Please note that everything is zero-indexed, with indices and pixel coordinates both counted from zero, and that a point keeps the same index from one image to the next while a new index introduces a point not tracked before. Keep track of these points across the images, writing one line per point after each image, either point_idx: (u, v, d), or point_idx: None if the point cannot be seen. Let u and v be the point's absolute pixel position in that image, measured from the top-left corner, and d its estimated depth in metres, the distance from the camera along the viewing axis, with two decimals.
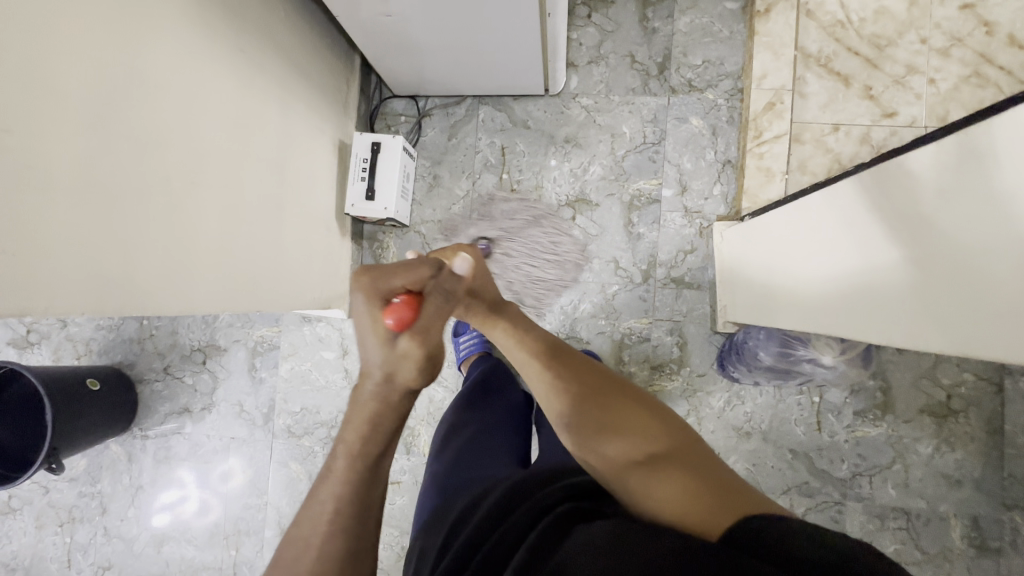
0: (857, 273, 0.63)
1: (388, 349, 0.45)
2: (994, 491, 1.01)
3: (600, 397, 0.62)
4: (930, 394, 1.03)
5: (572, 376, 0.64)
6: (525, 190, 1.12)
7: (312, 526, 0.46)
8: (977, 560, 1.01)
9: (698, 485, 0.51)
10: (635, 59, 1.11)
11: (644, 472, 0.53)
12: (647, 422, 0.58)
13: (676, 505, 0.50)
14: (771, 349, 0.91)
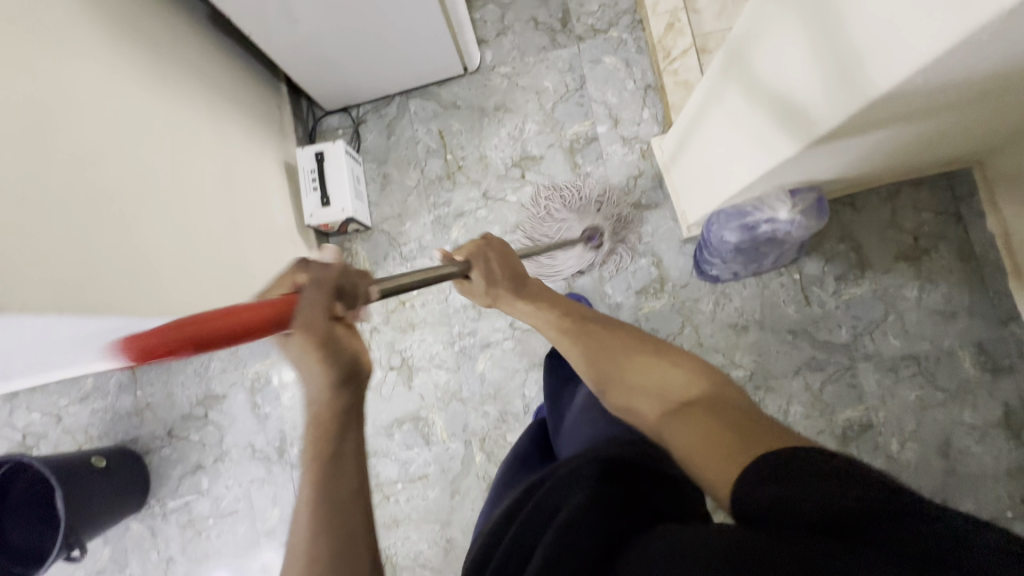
0: (770, 127, 0.68)
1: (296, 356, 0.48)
2: (988, 312, 1.04)
3: (629, 359, 0.67)
4: (898, 240, 1.07)
5: (602, 344, 0.71)
6: (472, 163, 1.17)
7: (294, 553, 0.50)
8: (996, 383, 1.02)
9: (717, 425, 0.54)
10: (538, 21, 1.18)
11: (675, 418, 0.58)
12: (678, 378, 0.62)
13: (698, 447, 0.53)
14: (735, 229, 0.92)
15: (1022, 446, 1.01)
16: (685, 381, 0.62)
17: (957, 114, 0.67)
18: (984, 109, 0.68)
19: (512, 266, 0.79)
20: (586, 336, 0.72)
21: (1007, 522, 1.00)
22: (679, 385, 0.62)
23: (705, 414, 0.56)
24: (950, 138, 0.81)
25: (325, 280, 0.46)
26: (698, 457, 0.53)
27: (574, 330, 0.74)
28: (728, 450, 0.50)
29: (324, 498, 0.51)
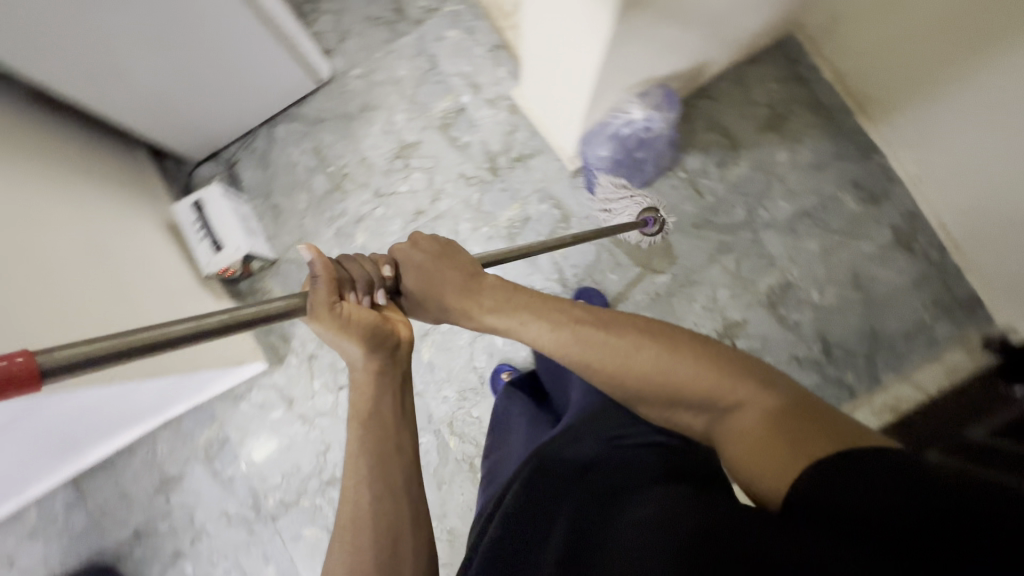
0: (578, 23, 0.73)
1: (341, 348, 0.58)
2: (853, 151, 1.13)
3: (634, 354, 0.57)
4: (758, 115, 1.16)
5: (599, 344, 0.59)
6: (356, 169, 1.18)
7: (348, 530, 0.55)
8: (879, 210, 1.12)
9: (776, 432, 0.47)
10: (374, 18, 1.21)
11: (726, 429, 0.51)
12: (697, 371, 0.54)
13: (749, 448, 0.48)
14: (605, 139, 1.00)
15: (919, 256, 1.11)
16: (706, 369, 0.54)
17: None
18: None
19: (455, 264, 0.67)
20: (578, 340, 0.60)
21: (926, 326, 1.10)
22: (705, 378, 0.54)
23: (751, 411, 0.50)
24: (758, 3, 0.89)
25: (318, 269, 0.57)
26: (753, 467, 0.48)
27: (563, 330, 0.61)
28: (786, 452, 0.45)
29: (375, 480, 0.56)
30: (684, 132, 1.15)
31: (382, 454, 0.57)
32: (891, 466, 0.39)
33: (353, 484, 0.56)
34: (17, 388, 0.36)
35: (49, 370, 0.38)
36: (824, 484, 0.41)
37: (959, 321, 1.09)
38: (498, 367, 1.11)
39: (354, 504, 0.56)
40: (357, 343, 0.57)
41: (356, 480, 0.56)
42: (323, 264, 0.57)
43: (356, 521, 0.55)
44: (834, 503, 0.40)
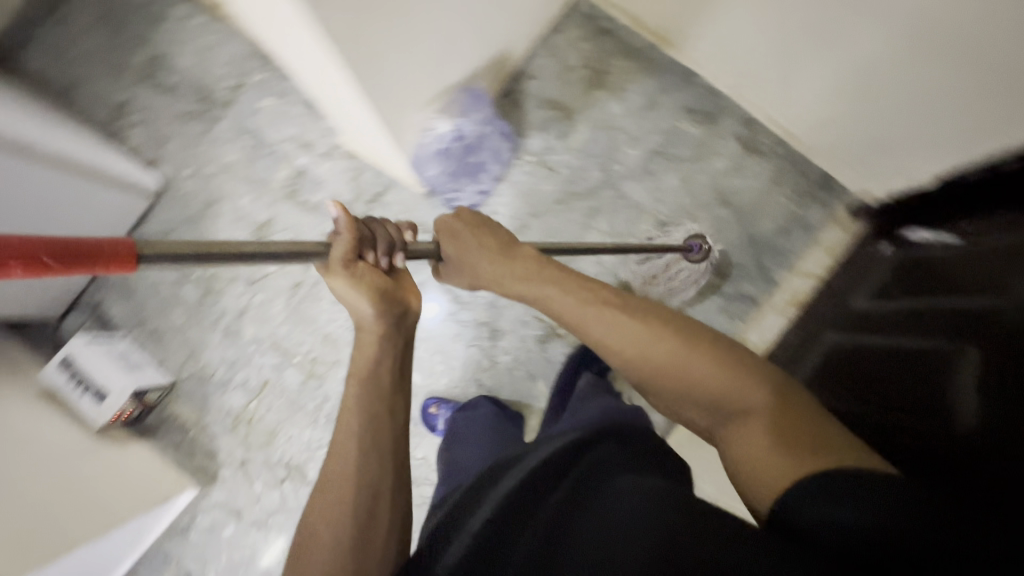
0: (324, 69, 0.71)
1: (352, 301, 0.65)
2: (676, 79, 1.16)
3: (658, 352, 0.60)
4: (579, 77, 1.18)
5: (624, 328, 0.63)
6: (221, 265, 1.16)
7: (334, 490, 0.61)
8: (718, 125, 1.16)
9: (788, 436, 0.52)
10: (184, 112, 1.19)
11: (733, 428, 0.57)
12: (715, 372, 0.58)
13: (753, 456, 0.54)
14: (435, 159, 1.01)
15: (767, 155, 1.15)
16: (728, 369, 0.58)
17: None
18: None
19: (490, 234, 0.75)
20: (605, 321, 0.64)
21: (796, 216, 1.14)
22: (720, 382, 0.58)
23: (760, 423, 0.55)
24: None
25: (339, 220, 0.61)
26: (756, 468, 0.53)
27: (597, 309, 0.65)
28: (789, 463, 0.51)
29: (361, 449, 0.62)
30: (518, 117, 1.17)
31: (375, 421, 0.64)
32: (882, 496, 0.44)
33: (343, 446, 0.63)
34: (118, 265, 0.39)
35: (139, 255, 0.41)
36: (813, 504, 0.47)
37: (823, 202, 1.13)
38: (425, 402, 1.15)
39: (340, 469, 0.62)
40: (370, 307, 0.65)
41: (347, 443, 0.63)
42: (348, 222, 0.60)
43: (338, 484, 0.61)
44: (865, 523, 0.43)
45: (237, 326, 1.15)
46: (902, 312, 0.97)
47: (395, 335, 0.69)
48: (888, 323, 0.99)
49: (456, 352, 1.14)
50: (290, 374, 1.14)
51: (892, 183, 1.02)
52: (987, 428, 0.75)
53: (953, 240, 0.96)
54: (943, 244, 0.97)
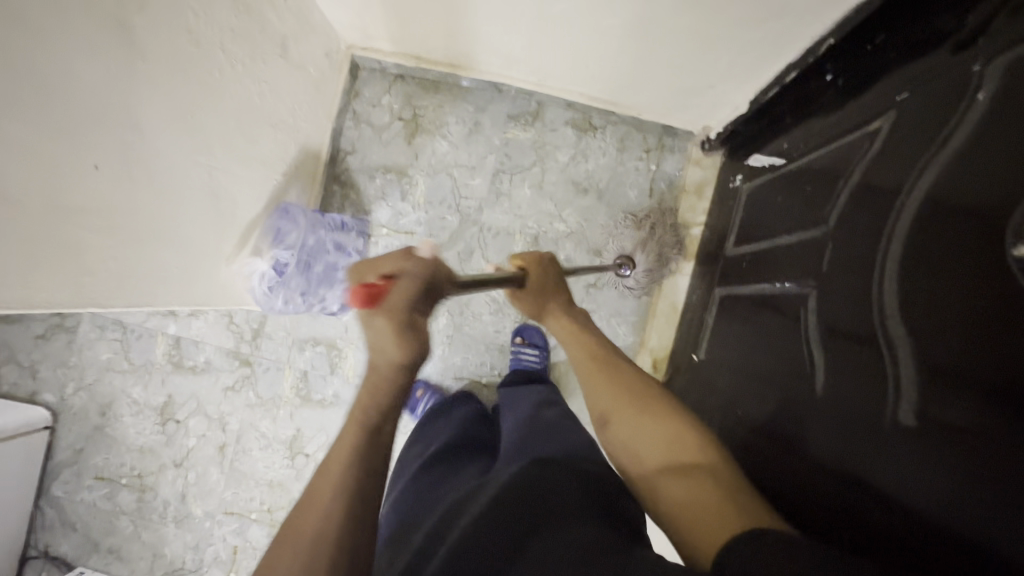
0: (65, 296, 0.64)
1: (372, 330, 0.45)
2: (487, 94, 1.13)
3: (635, 408, 0.63)
4: (396, 131, 1.15)
5: (609, 380, 0.68)
6: (144, 463, 1.15)
7: (296, 536, 0.41)
8: (545, 120, 1.14)
9: (717, 492, 0.49)
10: (43, 333, 1.16)
11: (669, 480, 0.54)
12: (692, 445, 0.56)
13: (692, 508, 0.49)
14: (278, 296, 0.96)
15: (602, 130, 1.13)
16: (683, 432, 0.58)
17: (197, 120, 0.70)
18: (207, 91, 0.70)
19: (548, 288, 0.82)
20: (594, 369, 0.70)
21: (655, 174, 1.13)
22: (677, 439, 0.58)
23: (701, 481, 0.51)
24: (267, 98, 0.85)
25: (430, 270, 0.48)
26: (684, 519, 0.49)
27: (589, 360, 0.71)
28: (719, 513, 0.46)
29: (349, 506, 0.42)
30: (355, 198, 1.14)
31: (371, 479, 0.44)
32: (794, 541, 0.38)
33: (331, 477, 0.43)
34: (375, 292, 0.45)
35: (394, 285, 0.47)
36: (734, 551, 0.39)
37: (671, 150, 1.12)
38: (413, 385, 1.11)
39: (312, 516, 0.42)
40: (398, 350, 0.44)
41: (334, 483, 0.42)
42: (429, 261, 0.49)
43: (312, 529, 0.41)
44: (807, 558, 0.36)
45: (186, 509, 1.14)
46: (753, 255, 0.83)
47: (401, 396, 0.46)
48: (743, 269, 0.86)
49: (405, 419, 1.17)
50: (253, 532, 1.13)
51: (718, 117, 1.01)
52: (824, 383, 0.57)
53: (776, 162, 0.85)
54: (769, 167, 0.87)
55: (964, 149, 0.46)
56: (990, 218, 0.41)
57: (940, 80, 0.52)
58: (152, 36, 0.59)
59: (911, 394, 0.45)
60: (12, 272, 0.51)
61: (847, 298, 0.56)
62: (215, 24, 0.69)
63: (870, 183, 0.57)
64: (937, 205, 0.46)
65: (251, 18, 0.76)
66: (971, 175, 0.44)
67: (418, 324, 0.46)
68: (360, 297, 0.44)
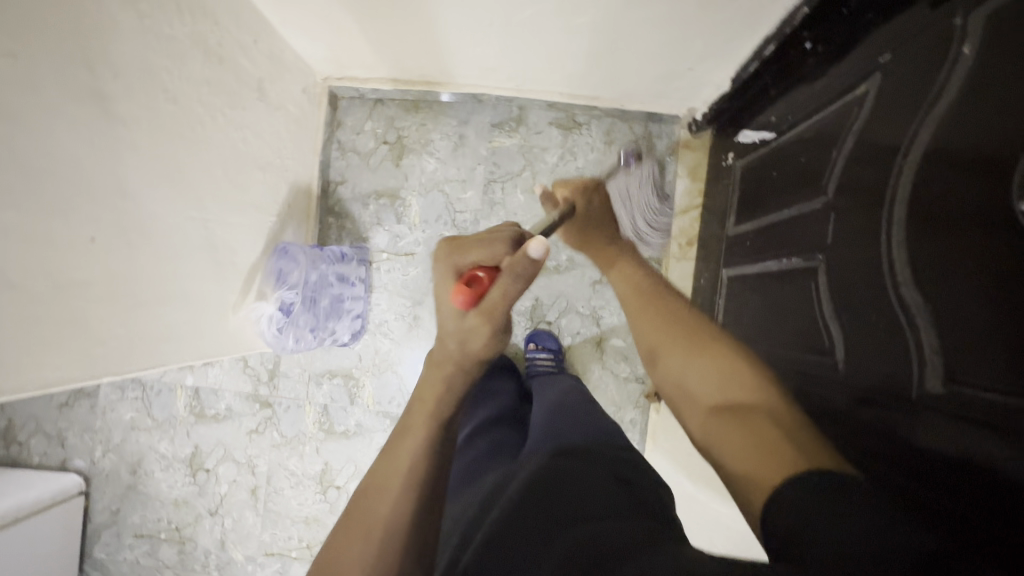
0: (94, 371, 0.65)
1: (458, 323, 0.49)
2: (467, 106, 1.13)
3: (688, 343, 0.58)
4: (383, 155, 1.15)
5: (661, 317, 0.64)
6: (180, 515, 1.16)
7: (366, 529, 0.44)
8: (529, 124, 1.13)
9: (774, 431, 0.43)
10: (65, 401, 1.17)
11: (721, 419, 0.48)
12: (751, 385, 0.50)
13: (744, 450, 0.43)
14: (288, 336, 0.96)
15: (588, 125, 1.12)
16: (737, 366, 0.52)
17: (183, 174, 0.70)
18: (191, 146, 0.70)
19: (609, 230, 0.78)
20: (645, 307, 0.66)
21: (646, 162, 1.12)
22: (731, 371, 0.52)
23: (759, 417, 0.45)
24: (251, 142, 0.85)
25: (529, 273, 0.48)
26: (734, 461, 0.44)
27: (641, 300, 0.68)
28: (778, 449, 0.41)
29: (416, 501, 0.45)
30: (352, 227, 1.14)
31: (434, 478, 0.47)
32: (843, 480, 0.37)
33: (400, 471, 0.46)
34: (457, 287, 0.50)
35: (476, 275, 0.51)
36: (789, 505, 0.36)
37: (659, 137, 1.11)
38: None
39: (378, 511, 0.45)
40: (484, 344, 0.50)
41: (400, 481, 0.46)
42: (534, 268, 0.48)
43: (380, 523, 0.44)
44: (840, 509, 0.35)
45: (227, 557, 1.16)
46: (756, 233, 0.82)
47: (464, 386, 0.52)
48: (747, 247, 0.84)
49: None
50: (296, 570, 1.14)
51: (701, 97, 1.00)
52: (846, 357, 0.56)
53: (766, 136, 0.83)
54: (760, 142, 0.86)
55: (955, 105, 0.44)
56: (990, 173, 0.40)
57: (921, 37, 0.51)
58: (128, 101, 0.59)
59: (936, 361, 0.44)
60: (26, 355, 0.51)
61: (857, 267, 0.55)
62: (189, 79, 0.69)
63: (864, 149, 0.56)
64: (936, 164, 0.45)
65: (224, 67, 0.77)
66: (969, 130, 0.43)
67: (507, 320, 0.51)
68: (464, 295, 0.48)
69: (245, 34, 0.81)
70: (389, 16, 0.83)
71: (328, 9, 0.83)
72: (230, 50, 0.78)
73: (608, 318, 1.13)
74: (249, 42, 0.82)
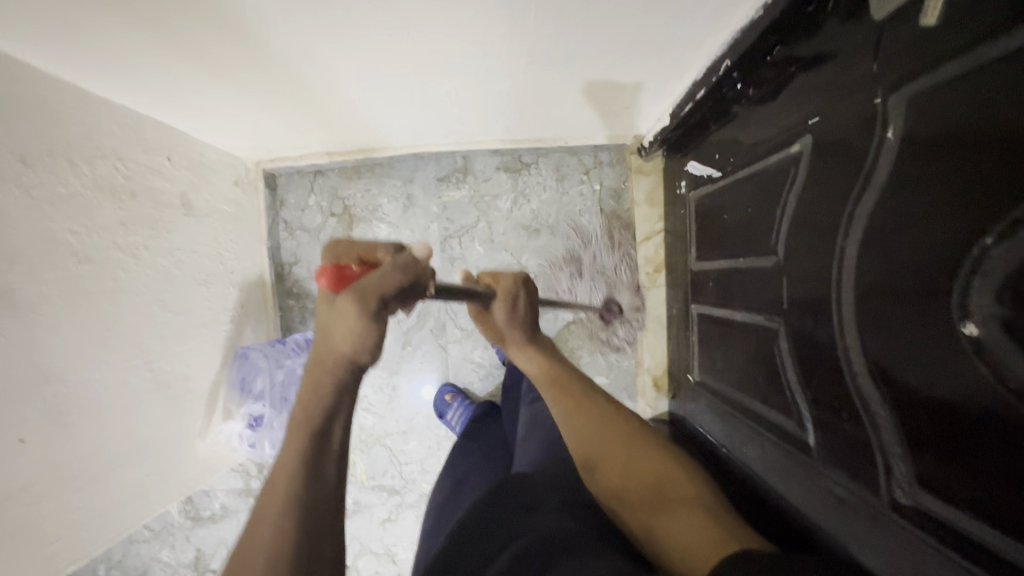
0: None
1: (323, 308, 0.44)
2: (409, 164, 1.09)
3: (623, 447, 0.58)
4: (332, 228, 1.11)
5: (595, 425, 0.61)
6: None
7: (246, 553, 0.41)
8: (475, 173, 1.10)
9: (713, 526, 0.45)
10: None
11: (659, 519, 0.49)
12: (683, 479, 0.52)
13: (688, 549, 0.44)
14: (264, 445, 0.95)
15: (536, 165, 1.09)
16: (672, 471, 0.53)
17: (118, 327, 0.67)
18: (117, 295, 0.67)
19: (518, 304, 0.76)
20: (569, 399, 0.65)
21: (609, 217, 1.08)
22: (658, 468, 0.54)
23: (686, 510, 0.47)
24: (186, 262, 0.82)
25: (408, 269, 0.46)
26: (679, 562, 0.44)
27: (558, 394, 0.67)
28: (709, 542, 0.43)
29: (298, 513, 0.42)
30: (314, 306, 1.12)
31: (312, 490, 0.43)
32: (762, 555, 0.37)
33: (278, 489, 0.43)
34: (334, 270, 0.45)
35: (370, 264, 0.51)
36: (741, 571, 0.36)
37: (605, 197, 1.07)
38: (440, 390, 1.11)
39: (260, 539, 0.41)
40: (350, 342, 0.44)
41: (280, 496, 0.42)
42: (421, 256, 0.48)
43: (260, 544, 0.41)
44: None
45: None
46: (718, 276, 0.79)
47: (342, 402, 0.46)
48: (711, 287, 0.82)
49: (439, 432, 1.12)
50: None
51: (646, 127, 0.96)
52: (817, 439, 0.55)
53: (714, 173, 0.80)
54: (709, 178, 0.82)
55: (884, 195, 0.42)
56: (932, 290, 0.38)
57: (847, 107, 0.47)
58: (33, 285, 0.56)
59: (903, 471, 0.43)
60: None
61: (815, 345, 0.53)
62: (101, 228, 0.65)
63: (805, 220, 0.54)
64: (874, 257, 0.43)
65: (139, 198, 0.73)
66: (898, 239, 0.41)
67: (383, 309, 0.45)
68: (330, 276, 0.44)
69: (157, 155, 0.77)
70: (303, 108, 0.79)
71: (240, 112, 0.79)
72: (142, 177, 0.73)
73: (588, 356, 1.11)
74: (163, 160, 0.78)
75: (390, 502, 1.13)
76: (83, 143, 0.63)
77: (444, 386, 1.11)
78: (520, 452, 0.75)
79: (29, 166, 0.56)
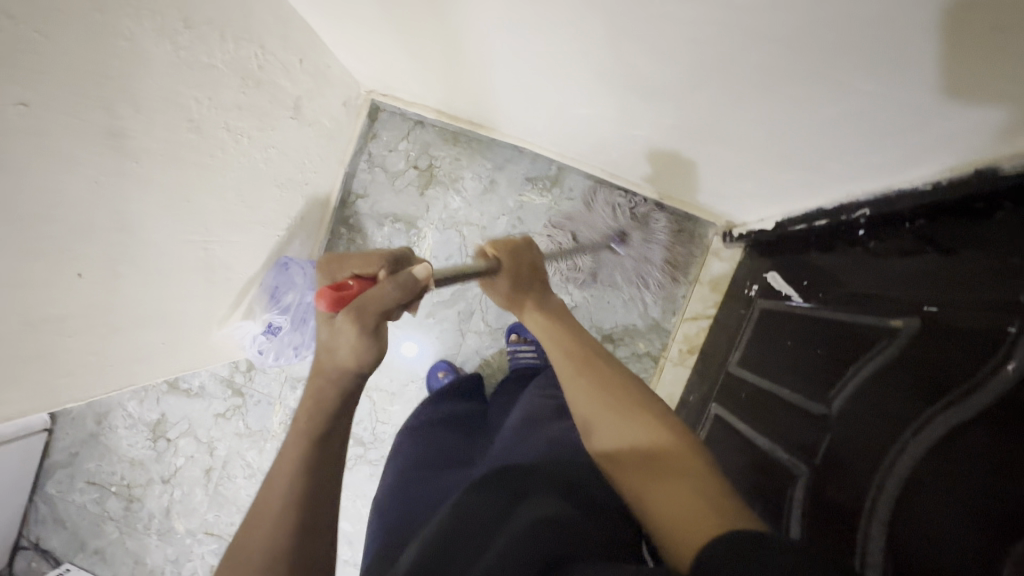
0: None
1: (324, 330, 0.44)
2: (506, 154, 1.09)
3: (622, 414, 0.55)
4: (410, 180, 1.11)
5: (601, 385, 0.59)
6: (133, 474, 1.17)
7: (255, 519, 0.39)
8: (562, 188, 1.09)
9: (704, 499, 0.42)
10: None
11: (651, 483, 0.47)
12: (680, 449, 0.49)
13: (673, 515, 0.42)
14: (269, 354, 0.96)
15: None
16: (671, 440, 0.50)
17: (195, 199, 0.68)
18: (205, 170, 0.68)
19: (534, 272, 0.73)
20: (582, 368, 0.62)
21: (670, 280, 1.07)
22: (656, 437, 0.51)
23: (679, 482, 0.45)
24: (274, 160, 0.82)
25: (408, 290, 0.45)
26: (671, 532, 0.42)
27: (572, 362, 0.63)
28: (699, 516, 0.40)
29: (309, 486, 0.40)
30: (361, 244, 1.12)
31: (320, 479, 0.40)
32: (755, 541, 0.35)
33: (286, 470, 0.40)
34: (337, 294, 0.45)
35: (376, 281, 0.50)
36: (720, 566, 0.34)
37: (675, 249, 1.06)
38: (434, 365, 1.11)
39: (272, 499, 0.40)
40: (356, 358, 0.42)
41: (284, 488, 0.39)
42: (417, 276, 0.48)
43: (263, 524, 0.39)
44: None
45: (166, 524, 1.17)
46: (756, 393, 0.78)
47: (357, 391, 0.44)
48: (744, 399, 0.81)
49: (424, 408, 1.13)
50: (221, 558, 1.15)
51: (744, 219, 0.95)
52: None
53: (793, 296, 0.79)
54: (786, 296, 0.81)
55: (978, 417, 0.41)
56: (994, 530, 0.37)
57: (969, 313, 0.47)
58: (145, 136, 0.56)
59: None
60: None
61: (838, 515, 0.52)
62: (220, 104, 0.66)
63: (875, 394, 0.54)
64: (941, 469, 0.43)
65: (261, 89, 0.73)
66: (977, 463, 0.40)
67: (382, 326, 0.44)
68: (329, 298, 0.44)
69: (291, 54, 0.77)
70: (439, 66, 0.79)
71: (383, 46, 0.79)
72: (271, 71, 0.74)
73: None
74: (295, 61, 0.78)
75: (351, 451, 1.14)
76: (237, 21, 0.64)
77: (443, 361, 1.12)
78: (507, 436, 0.74)
79: (187, 27, 0.57)
